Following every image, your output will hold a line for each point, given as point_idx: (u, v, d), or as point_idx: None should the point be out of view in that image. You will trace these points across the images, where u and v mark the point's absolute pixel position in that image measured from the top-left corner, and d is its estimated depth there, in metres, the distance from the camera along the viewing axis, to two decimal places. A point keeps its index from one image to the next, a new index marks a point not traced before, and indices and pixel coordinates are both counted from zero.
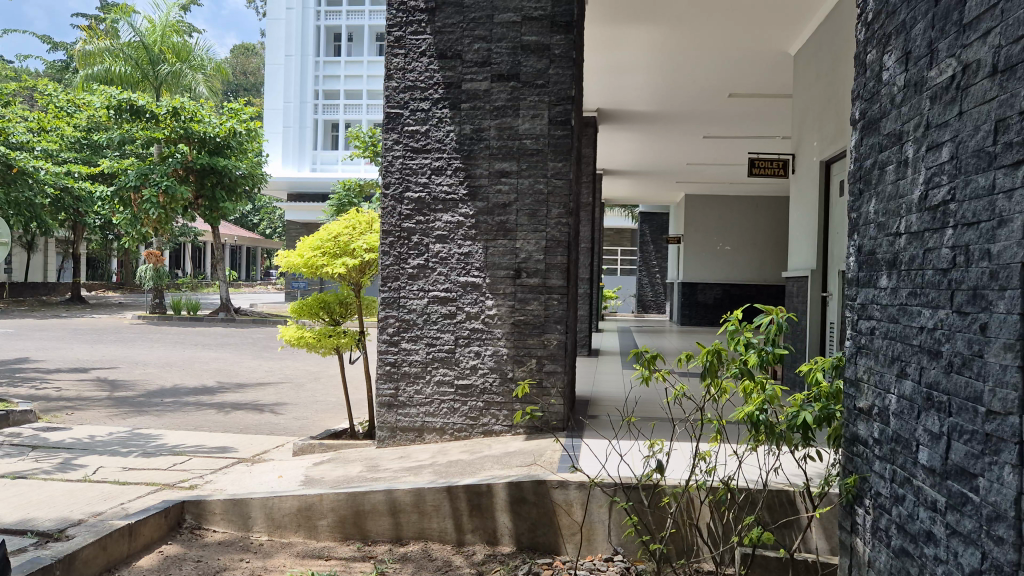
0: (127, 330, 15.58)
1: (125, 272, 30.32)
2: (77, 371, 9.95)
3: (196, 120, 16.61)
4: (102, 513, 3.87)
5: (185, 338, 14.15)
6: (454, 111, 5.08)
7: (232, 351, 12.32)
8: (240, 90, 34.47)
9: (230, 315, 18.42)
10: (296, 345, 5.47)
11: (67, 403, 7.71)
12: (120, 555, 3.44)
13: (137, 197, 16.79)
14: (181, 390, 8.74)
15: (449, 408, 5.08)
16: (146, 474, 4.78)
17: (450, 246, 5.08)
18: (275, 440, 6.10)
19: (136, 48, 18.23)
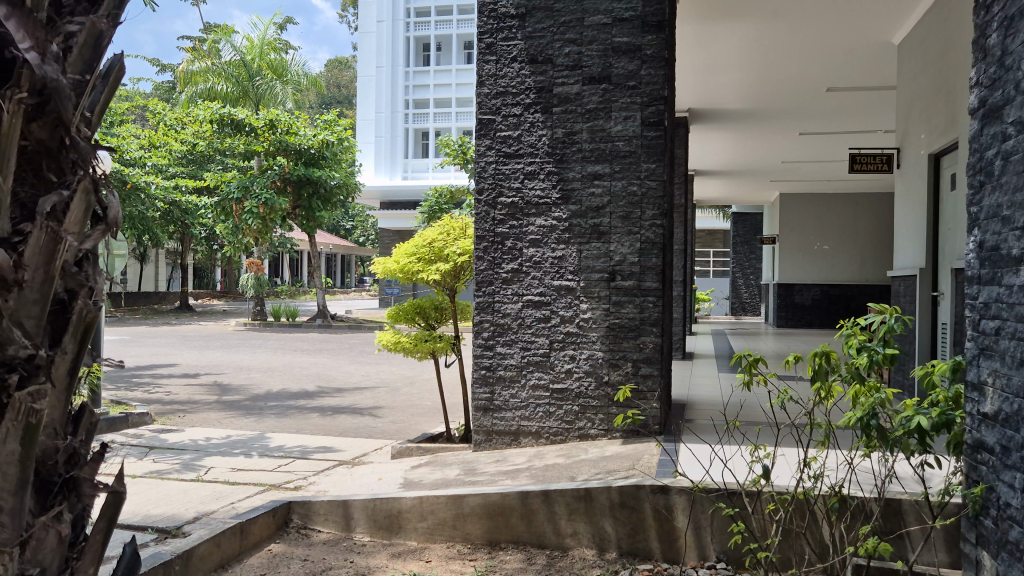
0: (232, 336, 16.23)
1: (229, 281, 31.57)
2: (187, 376, 10.42)
3: (292, 132, 17.18)
4: (214, 512, 4.03)
5: (286, 344, 14.62)
6: (546, 115, 5.09)
7: (331, 356, 12.65)
8: (333, 102, 35.49)
9: (327, 321, 18.93)
10: (393, 350, 5.57)
11: (180, 406, 8.08)
12: (233, 552, 3.57)
13: (239, 208, 17.46)
14: (284, 394, 9.03)
15: (545, 411, 5.07)
16: (254, 475, 4.96)
17: (543, 250, 5.09)
18: (375, 443, 6.23)
19: (237, 66, 19.03)
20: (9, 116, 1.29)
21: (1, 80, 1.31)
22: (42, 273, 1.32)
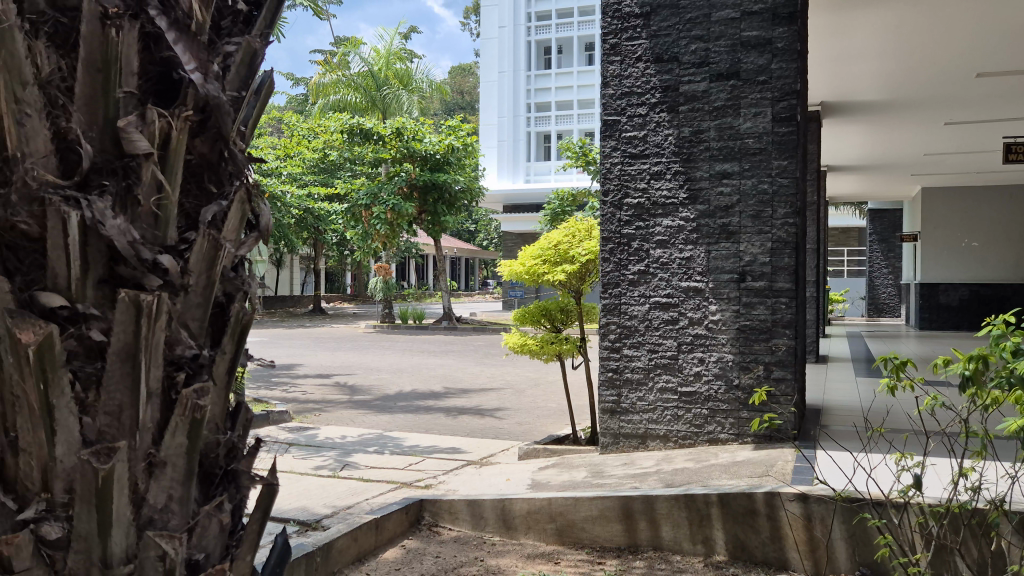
0: (362, 338, 16.84)
1: (359, 285, 32.75)
2: (322, 376, 10.88)
3: (418, 139, 17.69)
4: (351, 507, 4.20)
5: (413, 346, 15.03)
6: (672, 114, 5.02)
7: (457, 358, 12.91)
8: (456, 108, 36.27)
9: (453, 323, 19.31)
10: (519, 352, 5.63)
11: (316, 404, 8.46)
12: (369, 546, 3.71)
13: (368, 214, 18.09)
14: (412, 395, 9.29)
15: (674, 414, 5.00)
16: (387, 473, 5.12)
17: (670, 251, 5.03)
18: (501, 443, 6.31)
19: (365, 77, 19.79)
20: (176, 132, 1.38)
21: (168, 100, 1.41)
22: (205, 278, 1.40)
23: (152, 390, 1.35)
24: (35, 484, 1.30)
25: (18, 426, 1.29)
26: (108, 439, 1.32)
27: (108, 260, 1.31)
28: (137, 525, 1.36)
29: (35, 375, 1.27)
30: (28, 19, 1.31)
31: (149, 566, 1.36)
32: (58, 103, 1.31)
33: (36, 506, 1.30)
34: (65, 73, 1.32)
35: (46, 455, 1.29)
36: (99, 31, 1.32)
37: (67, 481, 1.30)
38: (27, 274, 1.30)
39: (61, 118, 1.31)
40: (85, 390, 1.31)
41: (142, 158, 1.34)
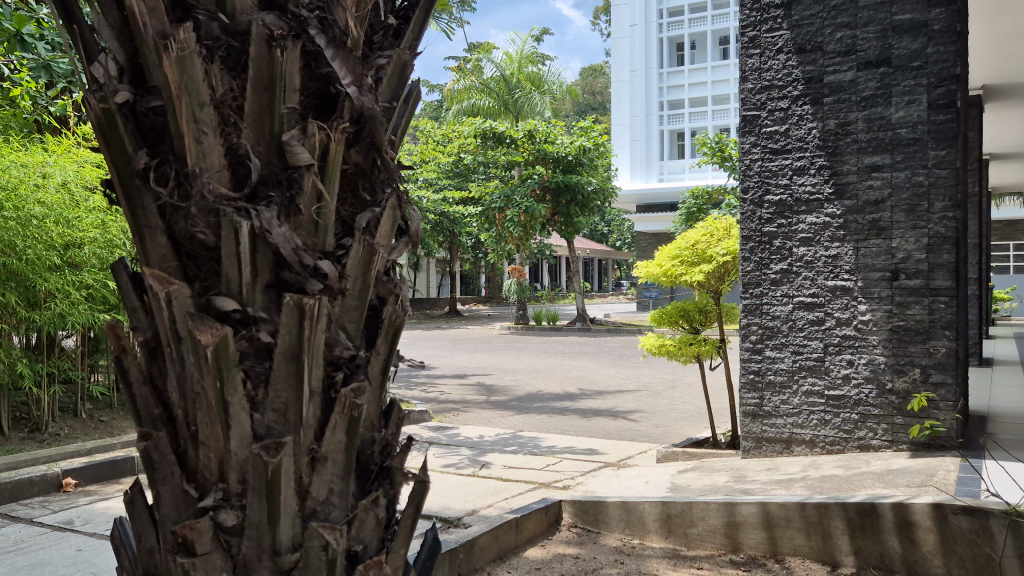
0: (498, 339, 17.11)
1: (493, 287, 33.29)
2: (460, 377, 11.13)
3: (550, 141, 17.79)
4: (491, 506, 4.28)
5: (548, 347, 15.11)
6: (816, 106, 4.82)
7: (592, 360, 12.89)
8: (586, 110, 36.25)
9: (586, 324, 19.28)
10: (657, 353, 5.57)
11: (455, 405, 8.67)
12: (510, 545, 3.78)
13: (502, 216, 18.36)
14: (547, 395, 9.34)
15: (820, 419, 4.80)
16: (526, 473, 5.18)
17: (815, 248, 4.83)
18: (639, 446, 6.25)
19: (498, 82, 20.13)
20: (334, 144, 1.46)
21: (327, 114, 1.49)
22: (360, 282, 1.48)
23: (315, 388, 1.44)
24: (213, 475, 1.40)
25: (199, 422, 1.40)
26: (276, 435, 1.41)
27: (274, 267, 1.41)
28: (302, 516, 1.45)
29: (212, 374, 1.36)
30: (205, 45, 1.40)
31: (313, 555, 1.44)
32: (231, 121, 1.40)
33: (215, 495, 1.40)
34: (237, 93, 1.41)
35: (223, 447, 1.39)
36: (266, 53, 1.40)
37: (241, 472, 1.39)
38: (205, 280, 1.41)
39: (233, 134, 1.40)
40: (256, 388, 1.40)
41: (304, 169, 1.42)
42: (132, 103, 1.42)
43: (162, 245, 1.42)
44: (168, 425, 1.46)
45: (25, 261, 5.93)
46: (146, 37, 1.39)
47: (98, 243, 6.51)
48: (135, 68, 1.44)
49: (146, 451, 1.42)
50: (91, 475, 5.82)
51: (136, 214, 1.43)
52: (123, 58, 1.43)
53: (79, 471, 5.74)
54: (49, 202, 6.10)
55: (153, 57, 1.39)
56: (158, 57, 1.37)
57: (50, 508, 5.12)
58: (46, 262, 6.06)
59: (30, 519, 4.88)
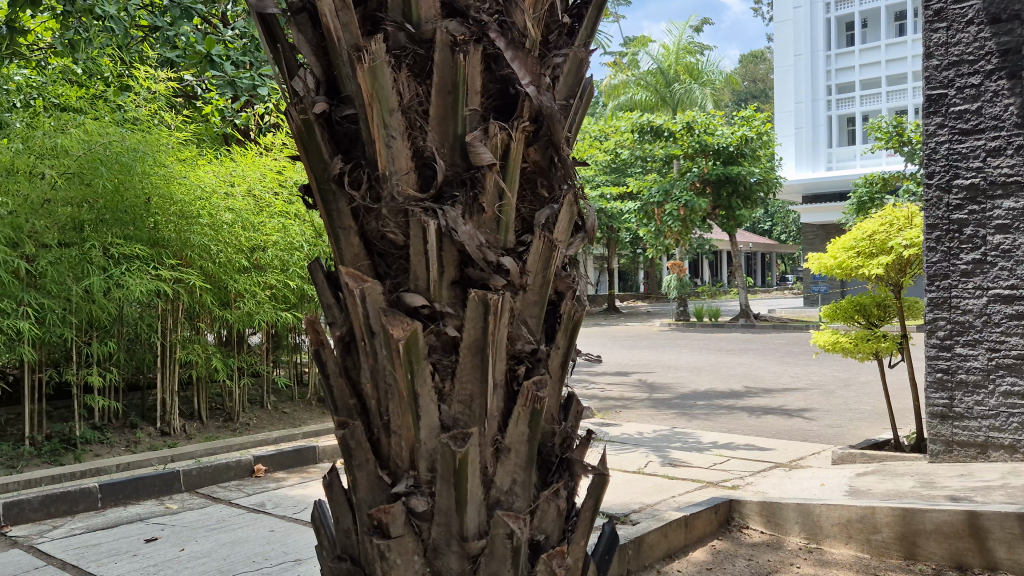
0: (658, 337, 16.88)
1: (651, 283, 32.91)
2: (621, 374, 11.10)
3: (710, 132, 17.31)
4: (658, 503, 4.24)
5: (710, 344, 14.77)
6: (1015, 81, 4.43)
7: (757, 357, 12.48)
8: (747, 98, 35.04)
9: (750, 320, 18.68)
10: (831, 350, 5.30)
11: (618, 402, 8.65)
12: (678, 544, 3.73)
13: (660, 211, 18.11)
14: (711, 393, 9.13)
15: (1021, 422, 4.42)
16: (692, 471, 5.10)
17: (1013, 236, 4.45)
18: (812, 446, 5.99)
19: (655, 75, 19.86)
20: (515, 142, 1.50)
21: (508, 114, 1.53)
22: (541, 278, 1.52)
23: (499, 381, 1.48)
24: (405, 462, 1.48)
25: (392, 412, 1.47)
26: (462, 425, 1.46)
27: (459, 264, 1.46)
28: (488, 504, 1.49)
29: (404, 366, 1.42)
30: (393, 54, 1.47)
31: (499, 542, 1.48)
32: (418, 125, 1.47)
33: (406, 481, 1.47)
34: (423, 98, 1.47)
35: (414, 437, 1.46)
36: (450, 58, 1.45)
37: (431, 460, 1.45)
38: (394, 278, 1.49)
39: (420, 137, 1.47)
40: (444, 380, 1.46)
41: (486, 168, 1.47)
42: (328, 113, 1.52)
43: (355, 245, 1.51)
44: (362, 415, 1.55)
45: (219, 264, 6.50)
46: (341, 51, 1.48)
47: (279, 246, 6.97)
48: (330, 81, 1.54)
49: (344, 438, 1.52)
50: (279, 463, 6.26)
51: (332, 216, 1.53)
52: (320, 72, 1.54)
53: (268, 458, 6.20)
54: (237, 208, 6.69)
55: (347, 69, 1.48)
56: (352, 68, 1.45)
57: (245, 490, 5.56)
58: (236, 264, 6.58)
59: (229, 500, 5.33)
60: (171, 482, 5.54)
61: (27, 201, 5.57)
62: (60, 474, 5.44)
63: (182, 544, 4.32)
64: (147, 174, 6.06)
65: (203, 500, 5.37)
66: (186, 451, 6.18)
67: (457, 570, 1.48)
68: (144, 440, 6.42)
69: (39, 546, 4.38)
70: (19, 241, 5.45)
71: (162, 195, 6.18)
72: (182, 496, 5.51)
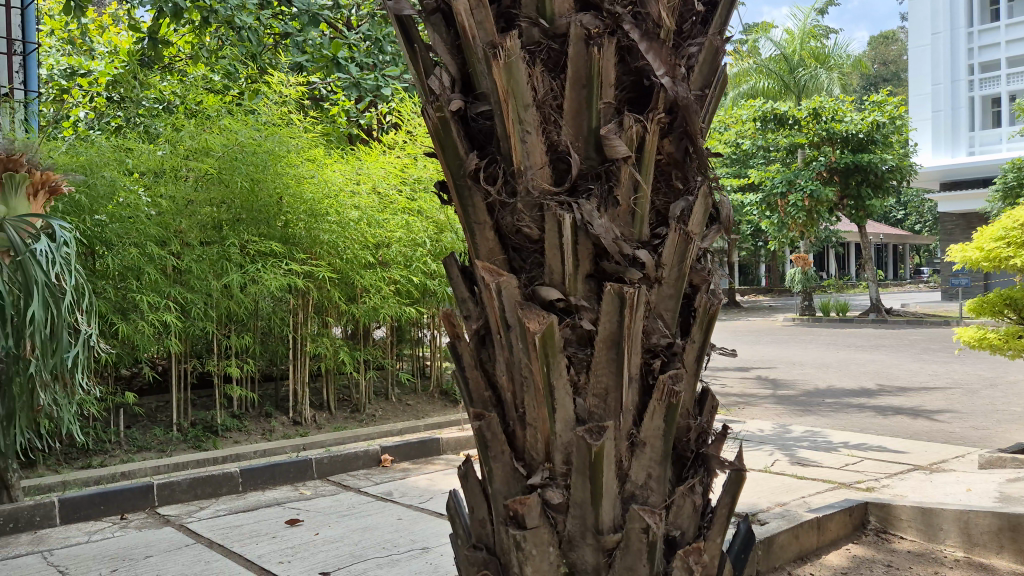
0: (781, 332, 16.32)
1: (774, 277, 31.88)
2: (743, 370, 10.81)
3: (838, 119, 16.55)
4: (787, 504, 4.12)
5: (838, 340, 14.17)
6: None
7: (890, 353, 11.87)
8: (878, 82, 33.31)
9: (882, 315, 17.81)
10: (977, 347, 5.00)
11: (741, 398, 8.44)
12: (811, 546, 3.61)
13: (784, 202, 17.51)
14: (840, 392, 8.76)
15: None
16: (823, 472, 4.91)
17: None
18: (954, 449, 5.66)
19: (778, 61, 19.20)
20: (650, 135, 1.49)
21: (642, 106, 1.52)
22: (677, 270, 1.50)
23: (634, 375, 1.48)
24: (540, 455, 1.50)
25: (527, 404, 1.49)
26: (597, 419, 1.47)
27: (594, 257, 1.46)
28: (622, 498, 1.49)
29: (540, 358, 1.43)
30: (528, 50, 1.49)
31: (634, 537, 1.47)
32: (552, 120, 1.48)
33: (542, 473, 1.49)
34: (557, 93, 1.48)
35: (549, 430, 1.47)
36: (584, 51, 1.45)
37: (567, 452, 1.46)
38: (530, 272, 1.51)
39: (554, 132, 1.48)
40: (579, 373, 1.47)
41: (621, 162, 1.47)
42: (463, 110, 1.55)
43: (490, 239, 1.54)
44: (497, 407, 1.57)
45: (346, 260, 6.71)
46: (476, 49, 1.51)
47: (403, 242, 7.10)
48: (465, 78, 1.57)
49: (480, 429, 1.55)
50: (404, 453, 6.45)
51: (468, 211, 1.55)
52: (454, 70, 1.57)
53: (395, 448, 6.40)
54: (363, 205, 6.89)
55: (482, 67, 1.50)
56: (488, 65, 1.48)
57: (372, 479, 5.76)
58: (361, 260, 6.78)
59: (359, 488, 5.53)
60: (304, 469, 5.80)
61: (173, 201, 6.03)
62: (204, 459, 5.79)
63: (317, 529, 4.51)
64: (279, 175, 6.36)
65: (334, 487, 5.60)
66: (317, 440, 6.45)
67: (592, 563, 1.48)
68: (278, 429, 6.75)
69: (189, 525, 4.68)
70: (166, 240, 5.92)
71: (293, 194, 6.47)
72: (315, 483, 5.76)
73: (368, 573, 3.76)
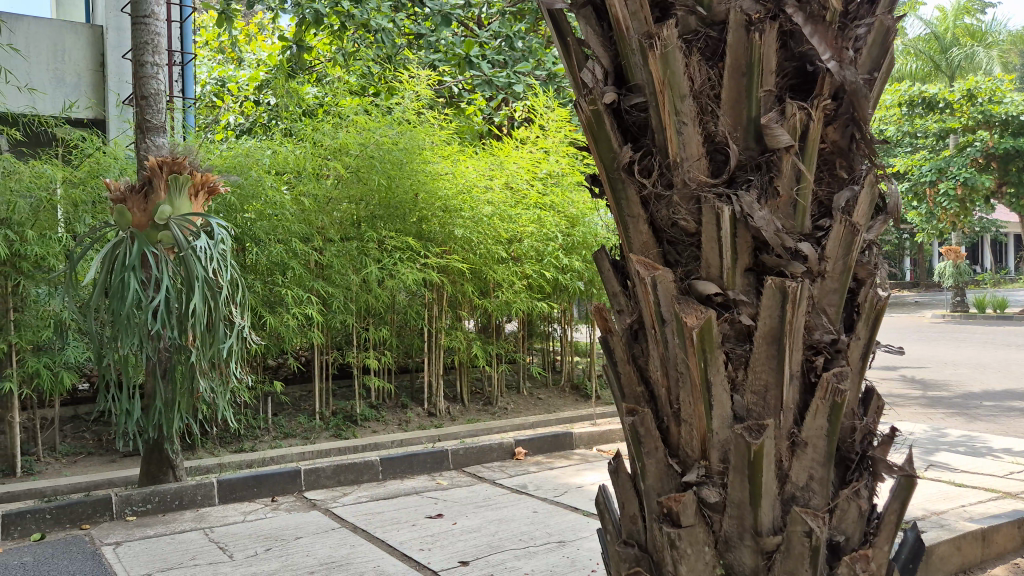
0: (930, 329, 15.38)
1: (921, 271, 30.07)
2: (889, 369, 10.25)
3: (997, 100, 15.41)
4: (944, 512, 3.87)
5: (996, 339, 13.20)
6: None
7: None
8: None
9: None
10: None
11: (887, 399, 8.01)
12: (975, 559, 3.38)
13: (933, 191, 16.47)
14: (1001, 394, 8.15)
15: None
16: (983, 480, 4.59)
17: None
18: None
19: (927, 41, 18.08)
20: (814, 122, 1.43)
21: (806, 92, 1.46)
22: (842, 264, 1.43)
23: (795, 372, 1.42)
24: (696, 452, 1.46)
25: (682, 400, 1.46)
26: (756, 416, 1.42)
27: (754, 250, 1.42)
28: (782, 499, 1.44)
29: (697, 354, 1.40)
30: (685, 39, 1.46)
31: (796, 540, 1.41)
32: (709, 110, 1.45)
33: (697, 471, 1.46)
34: (715, 81, 1.45)
35: (706, 426, 1.44)
36: (744, 38, 1.41)
37: (724, 451, 1.42)
38: (686, 266, 1.48)
39: (711, 122, 1.45)
40: (737, 370, 1.43)
41: (783, 151, 1.42)
42: (617, 103, 1.54)
43: (644, 232, 1.52)
44: (650, 403, 1.55)
45: (479, 256, 6.83)
46: (629, 40, 1.50)
47: (534, 237, 7.15)
48: (618, 70, 1.56)
49: (633, 425, 1.52)
50: (538, 446, 6.50)
51: (622, 205, 1.55)
52: (607, 62, 1.56)
53: (528, 442, 6.45)
54: (496, 201, 6.98)
55: (636, 58, 1.49)
56: (643, 56, 1.47)
57: (507, 472, 5.85)
58: (493, 256, 6.89)
59: (494, 480, 5.62)
60: (441, 460, 5.95)
61: (315, 199, 6.32)
62: (346, 447, 6.05)
63: (455, 519, 4.62)
64: (414, 171, 6.53)
65: (470, 478, 5.72)
66: (452, 432, 6.60)
67: (750, 565, 1.44)
68: (414, 419, 6.95)
69: (334, 509, 4.90)
70: (310, 236, 6.22)
71: (428, 191, 6.63)
72: (450, 473, 5.90)
73: (505, 564, 3.81)
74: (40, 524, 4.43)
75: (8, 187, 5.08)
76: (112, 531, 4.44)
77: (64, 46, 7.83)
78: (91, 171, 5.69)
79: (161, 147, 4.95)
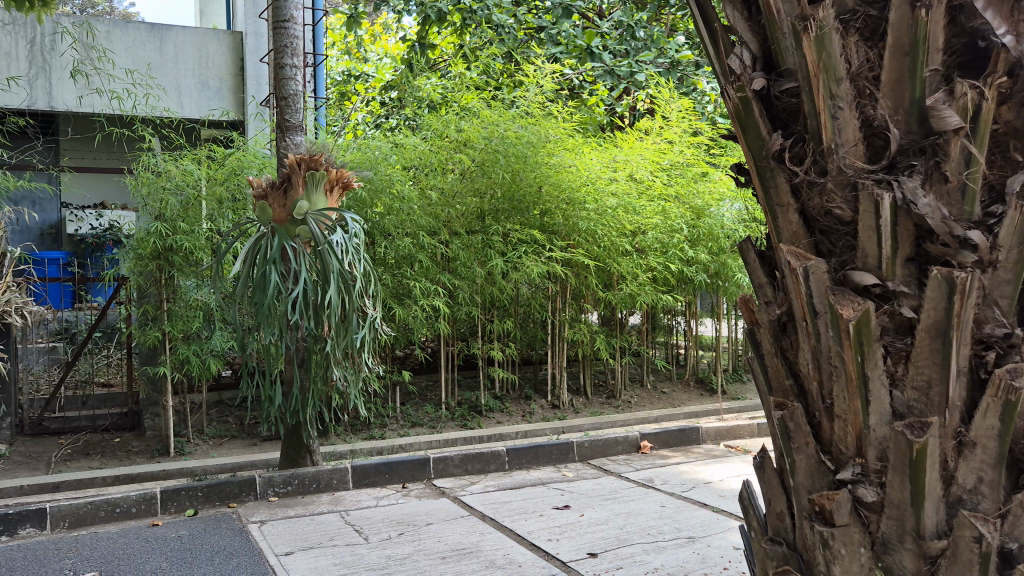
0: None
1: None
2: None
3: None
4: None
5: None
6: None
7: None
8: None
9: None
10: None
11: None
12: None
13: None
14: None
15: None
16: None
17: None
18: None
19: None
20: (987, 102, 1.32)
21: (977, 69, 1.35)
22: (1018, 253, 1.31)
23: (962, 367, 1.33)
24: (851, 448, 1.41)
25: (836, 395, 1.41)
26: (918, 414, 1.35)
27: (916, 239, 1.35)
28: (947, 502, 1.36)
29: (853, 347, 1.35)
30: (842, 19, 1.40)
31: (964, 545, 1.33)
32: (867, 93, 1.39)
33: (852, 468, 1.40)
34: (874, 63, 1.38)
35: (862, 422, 1.38)
36: (908, 14, 1.34)
37: (882, 449, 1.36)
38: (840, 256, 1.43)
39: (869, 106, 1.39)
40: (896, 364, 1.36)
41: (951, 134, 1.34)
42: (766, 88, 1.49)
43: (794, 222, 1.48)
44: (800, 397, 1.50)
45: (603, 247, 6.80)
46: (780, 23, 1.45)
47: (659, 228, 7.05)
48: (767, 54, 1.51)
49: (782, 420, 1.48)
50: (664, 441, 6.42)
51: (770, 194, 1.51)
52: (756, 47, 1.52)
53: (654, 435, 6.37)
54: (620, 191, 6.92)
55: (788, 42, 1.45)
56: (796, 39, 1.42)
57: (633, 465, 5.80)
58: (618, 248, 6.84)
59: (619, 473, 5.59)
60: (567, 452, 5.97)
61: (442, 193, 6.46)
62: (472, 437, 6.18)
63: (583, 511, 4.62)
64: (539, 164, 6.57)
65: (596, 471, 5.71)
66: (576, 425, 6.64)
67: (911, 568, 1.37)
68: (537, 411, 7.01)
69: (462, 498, 5.00)
70: (436, 229, 6.36)
71: (552, 183, 6.65)
72: (576, 465, 5.91)
73: (635, 557, 3.78)
74: (193, 500, 4.74)
75: (161, 186, 5.60)
76: (257, 510, 4.70)
77: (207, 52, 8.31)
78: (233, 168, 6.01)
79: (299, 146, 5.17)
